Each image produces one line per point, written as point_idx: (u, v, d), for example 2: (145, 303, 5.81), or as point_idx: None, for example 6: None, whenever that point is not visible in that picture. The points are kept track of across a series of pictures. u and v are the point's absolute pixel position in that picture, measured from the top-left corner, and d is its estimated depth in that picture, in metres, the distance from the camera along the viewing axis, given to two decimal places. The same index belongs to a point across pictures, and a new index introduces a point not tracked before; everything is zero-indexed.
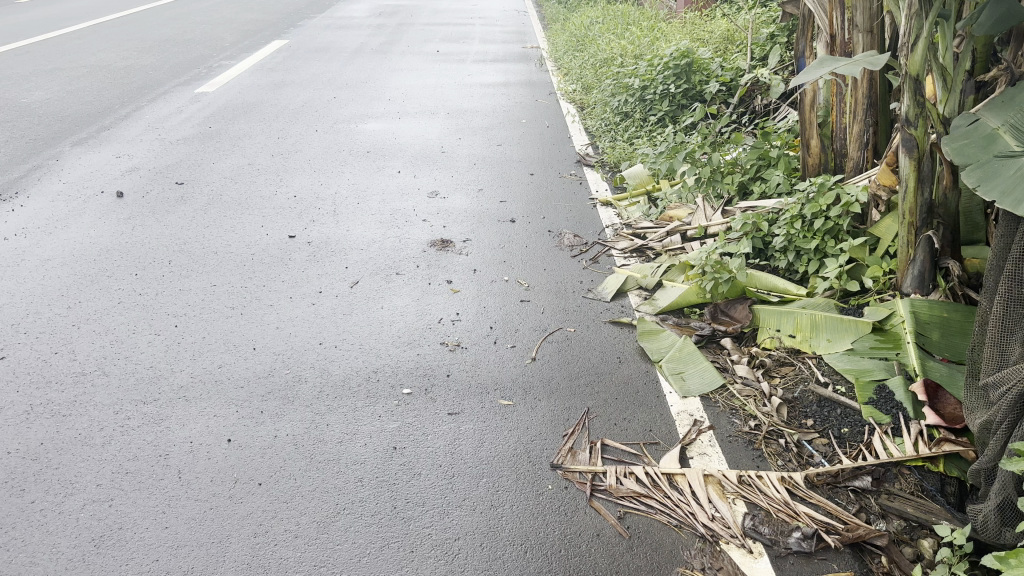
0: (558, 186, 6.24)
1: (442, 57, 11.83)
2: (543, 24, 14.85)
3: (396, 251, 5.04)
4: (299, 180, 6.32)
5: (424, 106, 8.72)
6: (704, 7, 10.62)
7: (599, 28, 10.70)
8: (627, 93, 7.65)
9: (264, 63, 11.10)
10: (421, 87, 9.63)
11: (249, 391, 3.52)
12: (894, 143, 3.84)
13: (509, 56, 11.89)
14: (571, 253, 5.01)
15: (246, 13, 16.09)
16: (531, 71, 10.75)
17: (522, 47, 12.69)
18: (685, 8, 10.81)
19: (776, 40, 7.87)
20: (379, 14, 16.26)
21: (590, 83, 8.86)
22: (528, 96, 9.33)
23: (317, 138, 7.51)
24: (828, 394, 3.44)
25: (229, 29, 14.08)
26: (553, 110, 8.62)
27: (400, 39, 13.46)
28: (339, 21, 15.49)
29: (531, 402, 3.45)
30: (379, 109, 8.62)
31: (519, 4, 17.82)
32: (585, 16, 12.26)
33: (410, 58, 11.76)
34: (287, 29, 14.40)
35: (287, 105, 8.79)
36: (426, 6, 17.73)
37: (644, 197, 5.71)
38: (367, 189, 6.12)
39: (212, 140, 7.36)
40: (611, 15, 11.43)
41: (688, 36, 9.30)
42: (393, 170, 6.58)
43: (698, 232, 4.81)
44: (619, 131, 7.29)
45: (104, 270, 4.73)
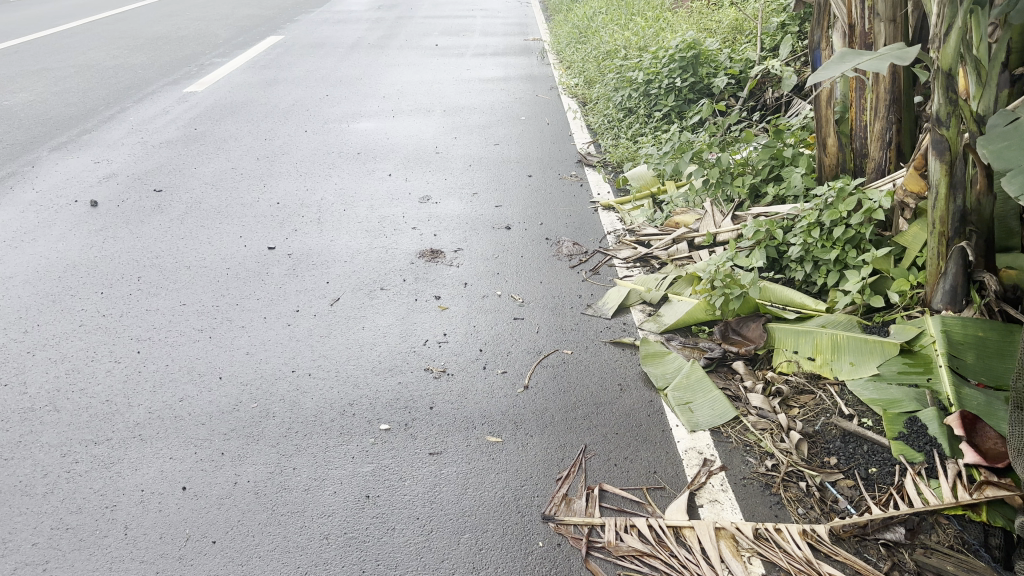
0: (557, 189, 5.90)
1: (441, 51, 11.48)
2: (545, 15, 14.47)
3: (382, 263, 4.70)
4: (284, 185, 5.99)
5: (420, 104, 8.37)
6: None
7: (602, 19, 10.33)
8: (631, 88, 7.27)
9: (257, 60, 10.78)
10: (418, 83, 9.29)
11: (211, 430, 3.19)
12: (923, 145, 3.48)
13: (510, 49, 11.53)
14: (570, 263, 4.67)
15: (243, 9, 15.79)
16: (533, 65, 10.38)
17: (523, 39, 12.31)
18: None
19: (787, 31, 7.53)
20: (378, 8, 15.92)
21: (593, 77, 8.50)
22: (528, 91, 8.98)
23: (305, 139, 7.17)
24: (854, 428, 3.08)
25: (223, 25, 13.76)
26: (554, 106, 8.26)
27: (399, 32, 13.12)
28: (338, 14, 15.15)
29: (521, 439, 3.11)
30: (372, 107, 8.28)
31: None
32: (588, 6, 11.87)
33: (408, 52, 11.41)
34: (283, 24, 14.06)
35: (276, 104, 8.46)
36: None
37: (648, 200, 5.37)
38: (355, 195, 5.78)
39: (196, 143, 7.04)
40: (615, 5, 11.05)
41: (695, 25, 8.91)
42: (383, 173, 6.25)
43: (706, 240, 4.45)
44: (622, 128, 6.94)
45: (69, 288, 4.41)
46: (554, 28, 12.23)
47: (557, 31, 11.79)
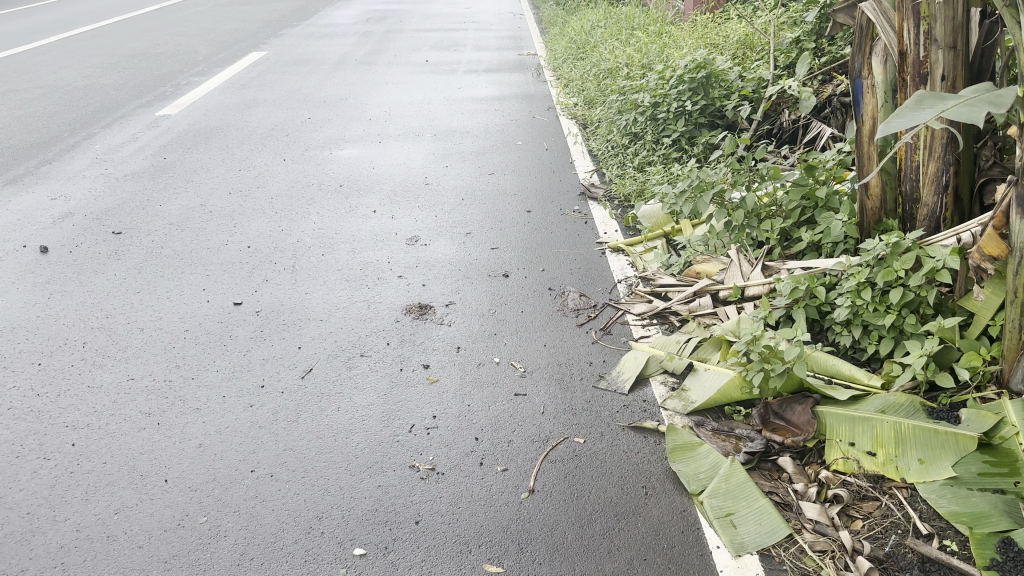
0: (560, 226, 5.34)
1: (431, 67, 10.95)
2: (540, 28, 13.99)
3: (363, 320, 4.13)
4: (257, 225, 5.43)
5: (408, 128, 7.82)
6: (715, 9, 9.79)
7: (600, 33, 9.81)
8: (636, 110, 6.73)
9: (237, 79, 10.23)
10: (406, 104, 8.74)
11: (149, 556, 2.62)
12: (1004, 200, 2.89)
13: (504, 65, 11.01)
14: (577, 321, 4.10)
15: (226, 24, 15.27)
16: (528, 82, 9.85)
17: (518, 54, 11.81)
18: (693, 11, 10.00)
19: (802, 46, 7.18)
20: (367, 21, 15.42)
21: (593, 97, 8.00)
22: (523, 112, 8.46)
23: (283, 169, 6.62)
24: (934, 553, 2.51)
25: (204, 41, 13.24)
26: (553, 129, 7.72)
27: (387, 47, 12.59)
28: (324, 28, 14.62)
29: (528, 568, 2.54)
30: (357, 131, 7.73)
31: (512, 7, 16.96)
32: (584, 19, 11.37)
33: (397, 69, 10.88)
34: (267, 40, 13.53)
35: (254, 129, 7.91)
36: (415, 11, 16.89)
37: (662, 241, 4.86)
38: (335, 236, 5.23)
39: (164, 176, 6.48)
40: (613, 18, 10.54)
41: (701, 39, 8.42)
42: (367, 209, 5.69)
43: (732, 293, 3.89)
44: (627, 155, 6.41)
45: (2, 359, 3.84)
46: (550, 43, 11.72)
47: (552, 45, 11.27)
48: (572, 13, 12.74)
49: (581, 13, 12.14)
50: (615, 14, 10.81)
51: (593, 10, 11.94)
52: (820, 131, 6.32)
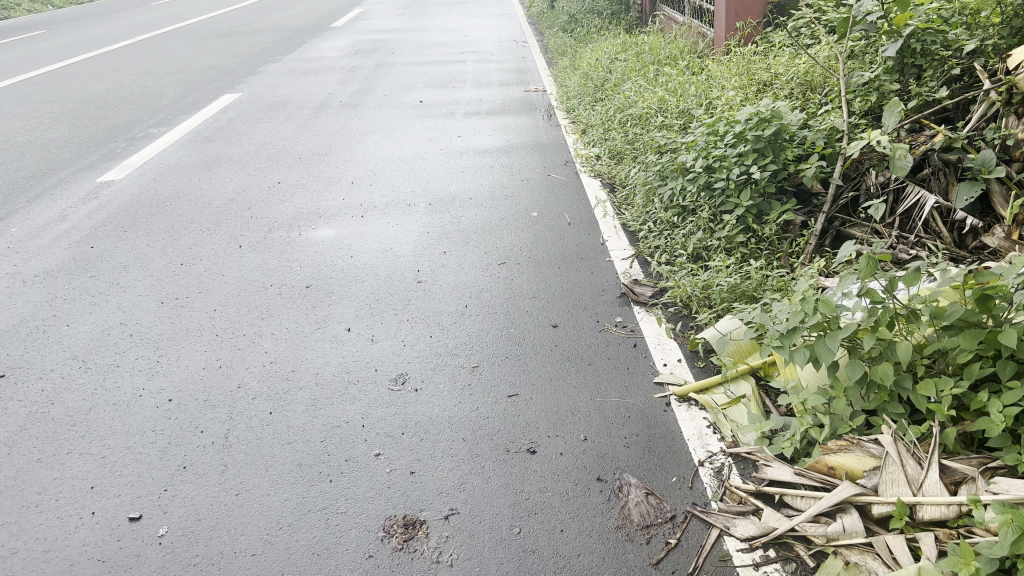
0: (600, 351, 3.92)
1: (425, 109, 9.61)
2: (546, 58, 12.74)
3: (318, 552, 2.71)
4: (188, 359, 4.04)
5: (397, 196, 6.44)
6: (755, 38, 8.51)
7: (622, 68, 8.49)
8: (683, 175, 5.31)
9: (201, 130, 8.90)
10: (395, 162, 7.37)
11: None
12: None
13: (509, 105, 9.64)
14: (649, 555, 2.61)
15: (202, 60, 14.00)
16: (538, 126, 8.48)
17: (524, 89, 10.51)
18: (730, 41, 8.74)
19: (882, 89, 5.86)
20: (356, 53, 14.17)
21: (623, 151, 6.65)
22: (536, 168, 7.10)
23: (236, 260, 5.23)
24: None
25: (173, 82, 11.94)
26: (574, 192, 6.33)
27: (377, 84, 11.28)
28: (308, 63, 13.31)
29: None
30: (335, 202, 6.37)
31: (514, 33, 15.75)
32: (599, 50, 10.02)
33: (386, 111, 9.57)
34: (243, 78, 12.22)
35: (211, 199, 6.55)
36: (409, 40, 15.67)
37: (752, 381, 3.42)
38: (291, 376, 3.82)
39: (85, 277, 5.10)
40: (634, 49, 9.19)
41: (747, 78, 7.09)
42: (338, 327, 4.30)
43: (899, 516, 2.49)
44: (677, 234, 4.98)
45: None
46: (560, 78, 10.37)
47: (564, 81, 9.90)
48: (584, 43, 11.42)
49: (596, 43, 10.81)
50: (636, 44, 9.46)
51: (609, 39, 10.60)
52: (923, 199, 4.91)
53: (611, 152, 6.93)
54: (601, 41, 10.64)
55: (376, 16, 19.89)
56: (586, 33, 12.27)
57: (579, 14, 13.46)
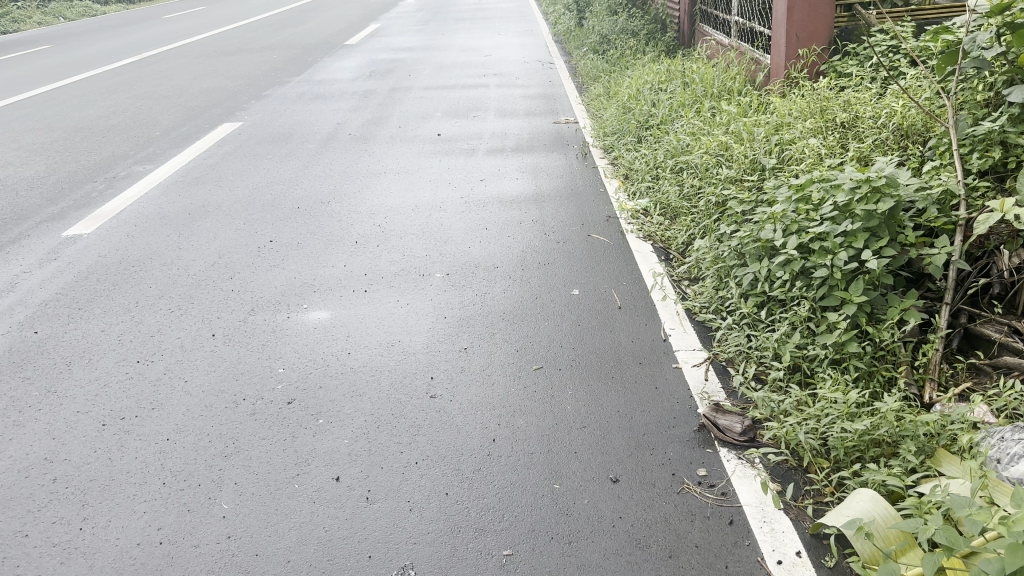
0: (683, 531, 2.81)
1: (444, 145, 8.59)
2: (576, 83, 11.77)
3: None
4: (119, 527, 3.00)
5: (408, 262, 5.41)
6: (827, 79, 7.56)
7: (670, 102, 7.47)
8: (766, 254, 4.26)
9: (191, 169, 7.92)
10: (408, 216, 6.34)
11: None
12: None
13: (537, 140, 8.60)
14: None
15: (205, 82, 13.08)
16: (572, 168, 7.44)
17: (554, 120, 9.50)
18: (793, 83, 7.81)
19: (1005, 144, 4.78)
20: (370, 75, 13.23)
21: (680, 209, 5.62)
22: (573, 223, 6.06)
23: (205, 360, 4.20)
24: None
25: (171, 108, 11.00)
26: (621, 261, 5.27)
27: (391, 112, 10.30)
28: (318, 86, 12.35)
29: None
30: (335, 268, 5.34)
31: (539, 53, 14.80)
32: (639, 79, 8.97)
33: (400, 146, 8.58)
34: (247, 103, 11.27)
35: (189, 262, 5.54)
36: (428, 61, 14.74)
37: None
38: (253, 564, 2.77)
39: (15, 381, 4.09)
40: (682, 80, 8.17)
41: (824, 121, 6.04)
42: (325, 471, 3.24)
43: None
44: (764, 333, 3.91)
45: None
46: (594, 110, 9.32)
47: (600, 114, 8.85)
48: (620, 70, 10.39)
49: (633, 70, 9.77)
50: (683, 74, 8.40)
51: (648, 66, 9.55)
52: None
53: (662, 207, 5.88)
54: (640, 69, 9.60)
55: (393, 34, 18.95)
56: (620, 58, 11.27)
57: (612, 34, 12.44)
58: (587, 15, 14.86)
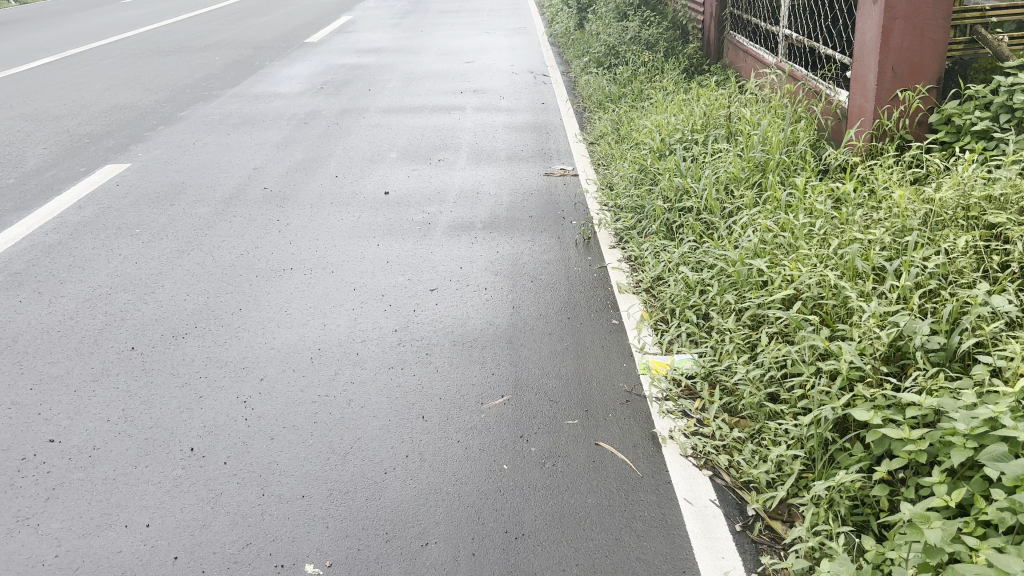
0: None
1: (390, 212, 6.18)
2: (576, 107, 9.39)
3: None
4: None
5: (268, 508, 2.99)
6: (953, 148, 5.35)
7: (720, 172, 5.07)
8: None
9: (16, 254, 5.48)
10: (300, 373, 3.92)
11: None
12: None
13: (518, 209, 6.19)
14: None
15: (116, 97, 10.62)
16: (568, 270, 5.04)
17: (545, 173, 7.12)
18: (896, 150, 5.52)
19: None
20: (321, 89, 10.82)
21: (761, 407, 3.24)
22: (569, 400, 3.62)
23: None
24: None
25: (49, 138, 8.52)
26: (661, 529, 2.83)
27: (332, 150, 7.88)
28: (252, 107, 9.92)
29: None
30: (132, 529, 2.92)
31: (531, 60, 12.43)
32: (664, 125, 6.54)
33: (329, 213, 6.17)
34: (152, 131, 8.81)
35: None
36: (397, 68, 12.34)
37: None
38: None
39: None
40: (730, 132, 5.77)
41: (992, 247, 3.70)
42: None
43: None
44: None
45: None
46: (604, 166, 6.91)
47: (611, 175, 6.41)
48: (636, 106, 8.00)
49: (655, 109, 7.36)
50: (728, 122, 5.97)
51: (676, 106, 7.15)
52: None
53: (723, 387, 3.48)
54: (663, 108, 7.21)
55: (364, 30, 16.50)
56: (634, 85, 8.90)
57: (620, 45, 10.06)
58: (588, 18, 12.50)
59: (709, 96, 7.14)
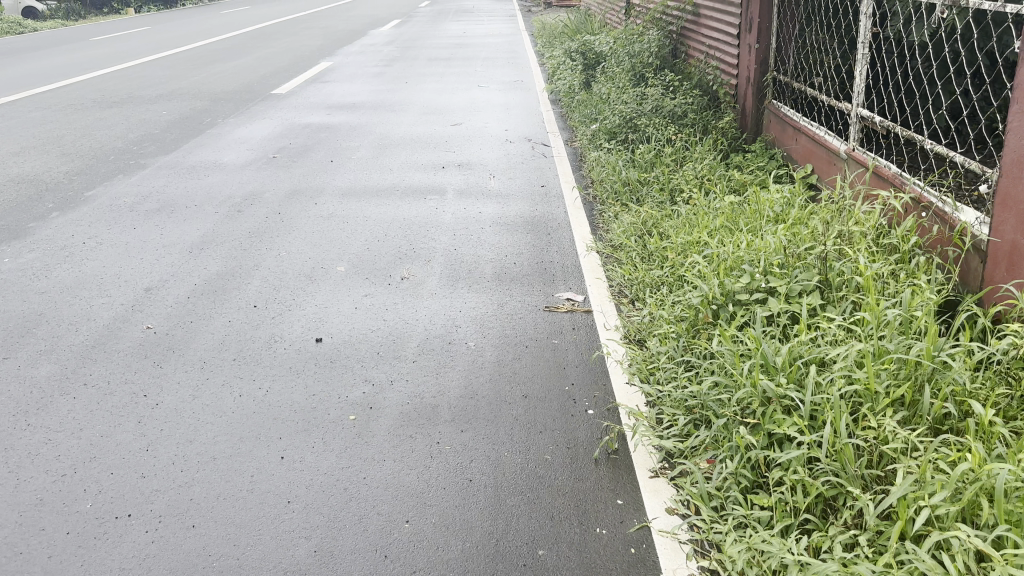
0: None
1: (316, 377, 4.21)
2: (585, 191, 7.57)
3: None
4: None
5: None
6: None
7: (841, 375, 3.10)
8: None
9: None
10: None
11: None
12: None
13: (506, 377, 4.20)
14: None
15: (20, 166, 8.70)
16: (586, 528, 3.03)
17: (545, 301, 5.20)
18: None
19: None
20: (273, 159, 8.93)
21: None
22: None
23: None
24: None
25: None
26: None
27: (260, 257, 5.94)
28: (180, 184, 8.00)
29: None
30: None
31: (529, 123, 10.64)
32: (719, 260, 4.55)
33: (226, 380, 4.20)
34: (39, 221, 6.87)
35: None
36: (370, 131, 10.50)
37: None
38: None
39: None
40: (833, 295, 3.84)
41: None
42: None
43: None
44: None
45: None
46: (629, 306, 4.90)
47: (644, 333, 4.39)
48: (669, 213, 6.04)
49: (698, 225, 5.38)
50: (825, 266, 3.98)
51: (731, 227, 5.18)
52: None
53: None
54: (710, 226, 5.23)
55: (342, 80, 14.72)
56: (659, 175, 6.98)
57: (638, 116, 8.27)
58: (598, 78, 10.73)
59: (774, 211, 5.17)
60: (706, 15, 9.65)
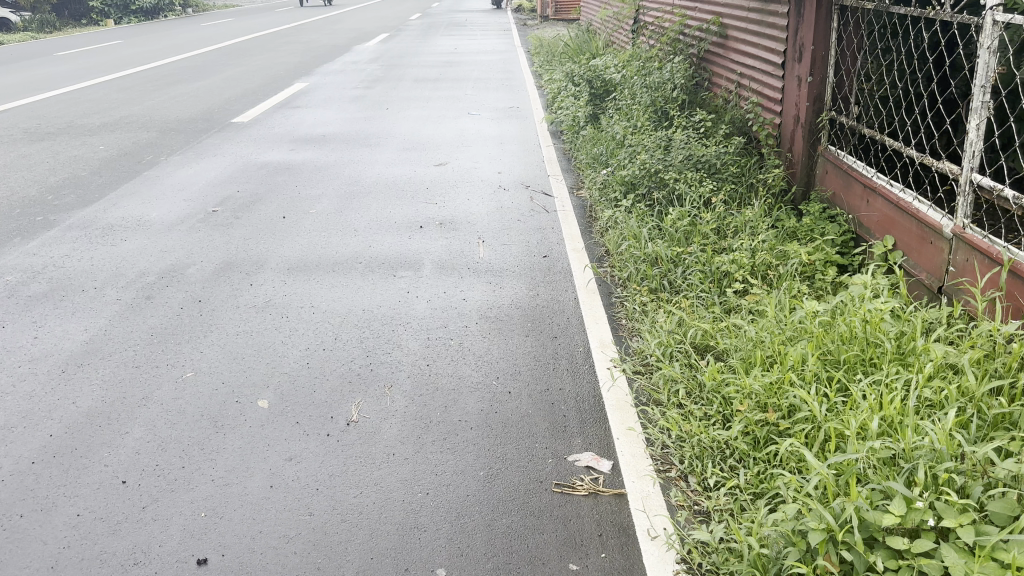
0: None
1: None
2: (599, 265, 5.94)
3: None
4: None
5: None
6: None
7: None
8: None
9: None
10: None
11: None
12: None
13: None
14: None
15: None
16: None
17: (551, 469, 3.54)
18: None
19: None
20: (212, 213, 7.29)
21: None
22: None
23: None
24: None
25: None
26: None
27: (155, 382, 4.30)
28: (87, 252, 6.35)
29: None
30: None
31: (526, 163, 9.01)
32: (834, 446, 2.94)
33: None
34: None
35: None
36: (337, 172, 8.87)
37: None
38: None
39: None
40: None
41: None
42: None
43: None
44: None
45: None
46: (683, 490, 3.27)
47: (720, 564, 2.78)
48: (724, 322, 4.42)
49: (776, 356, 3.75)
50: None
51: (831, 370, 3.58)
52: None
53: None
54: (797, 360, 3.62)
55: (315, 105, 13.11)
56: (699, 253, 5.34)
57: (662, 168, 6.65)
58: (607, 113, 9.13)
59: (894, 347, 3.61)
60: (737, 38, 8.03)
